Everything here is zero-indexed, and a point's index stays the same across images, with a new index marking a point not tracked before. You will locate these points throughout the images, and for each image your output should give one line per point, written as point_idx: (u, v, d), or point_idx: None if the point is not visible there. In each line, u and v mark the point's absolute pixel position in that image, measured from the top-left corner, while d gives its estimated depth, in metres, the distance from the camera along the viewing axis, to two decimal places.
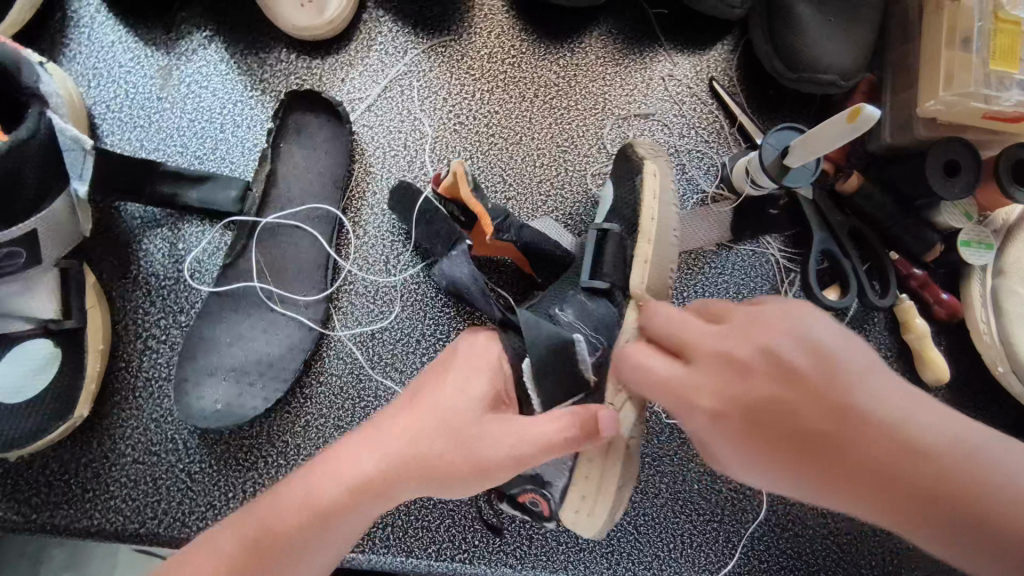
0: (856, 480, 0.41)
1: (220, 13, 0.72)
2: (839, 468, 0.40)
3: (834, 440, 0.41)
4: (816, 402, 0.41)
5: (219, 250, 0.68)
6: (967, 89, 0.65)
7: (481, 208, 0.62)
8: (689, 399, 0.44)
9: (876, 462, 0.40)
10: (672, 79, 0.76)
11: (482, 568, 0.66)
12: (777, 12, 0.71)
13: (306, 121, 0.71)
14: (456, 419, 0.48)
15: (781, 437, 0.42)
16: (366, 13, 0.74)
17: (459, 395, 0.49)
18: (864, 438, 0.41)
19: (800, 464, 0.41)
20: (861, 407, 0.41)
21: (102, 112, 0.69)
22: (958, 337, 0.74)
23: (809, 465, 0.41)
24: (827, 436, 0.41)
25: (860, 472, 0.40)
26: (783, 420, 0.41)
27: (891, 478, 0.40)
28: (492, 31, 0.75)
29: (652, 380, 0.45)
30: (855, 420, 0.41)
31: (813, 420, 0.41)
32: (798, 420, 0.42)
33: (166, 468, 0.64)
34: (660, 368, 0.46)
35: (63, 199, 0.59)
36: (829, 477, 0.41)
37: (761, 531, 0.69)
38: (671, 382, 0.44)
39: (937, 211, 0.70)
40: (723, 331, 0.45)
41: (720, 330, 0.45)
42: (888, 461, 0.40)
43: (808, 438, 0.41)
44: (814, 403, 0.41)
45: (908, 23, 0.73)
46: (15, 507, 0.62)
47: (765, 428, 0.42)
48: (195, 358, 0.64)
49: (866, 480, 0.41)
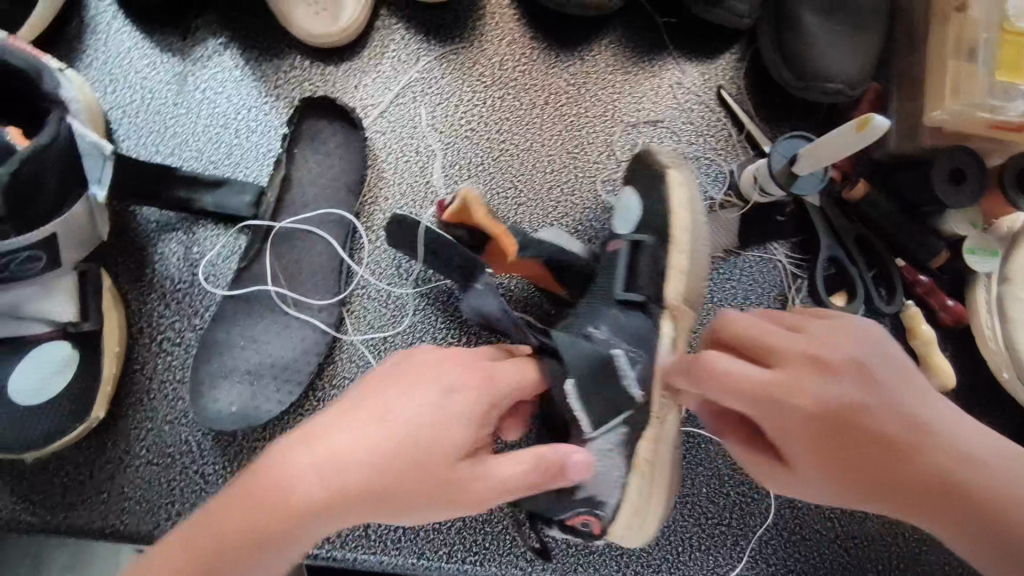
0: (910, 488, 0.51)
1: (234, 20, 0.73)
2: (886, 474, 0.51)
3: (901, 455, 0.50)
4: (894, 419, 0.50)
5: (233, 254, 0.69)
6: (973, 100, 0.66)
7: (500, 229, 0.61)
8: (781, 405, 0.50)
9: (930, 475, 0.50)
10: (681, 87, 0.77)
11: (493, 570, 0.67)
12: (785, 22, 0.72)
13: (320, 127, 0.71)
14: (438, 449, 0.48)
15: (859, 447, 0.50)
16: (379, 21, 0.75)
17: (450, 424, 0.48)
18: (925, 454, 0.51)
19: (857, 467, 0.51)
20: (925, 427, 0.51)
21: (119, 117, 0.70)
22: (964, 343, 0.75)
23: (864, 467, 0.51)
24: (897, 450, 0.50)
25: (911, 480, 0.51)
26: (857, 428, 0.50)
27: (938, 489, 0.51)
28: (503, 39, 0.76)
29: (739, 387, 0.50)
30: (921, 439, 0.51)
31: (897, 433, 0.50)
32: (876, 434, 0.50)
33: (181, 470, 0.64)
34: (746, 372, 0.50)
35: (82, 203, 0.60)
36: (873, 479, 0.51)
37: (769, 534, 0.70)
38: (765, 390, 0.50)
39: (943, 219, 0.72)
40: (807, 341, 0.52)
41: (805, 340, 0.52)
42: (946, 476, 0.51)
43: (872, 448, 0.50)
44: (888, 417, 0.50)
45: (915, 33, 0.74)
46: (31, 508, 0.63)
47: (845, 440, 0.50)
48: (209, 361, 0.66)
49: (912, 488, 0.51)
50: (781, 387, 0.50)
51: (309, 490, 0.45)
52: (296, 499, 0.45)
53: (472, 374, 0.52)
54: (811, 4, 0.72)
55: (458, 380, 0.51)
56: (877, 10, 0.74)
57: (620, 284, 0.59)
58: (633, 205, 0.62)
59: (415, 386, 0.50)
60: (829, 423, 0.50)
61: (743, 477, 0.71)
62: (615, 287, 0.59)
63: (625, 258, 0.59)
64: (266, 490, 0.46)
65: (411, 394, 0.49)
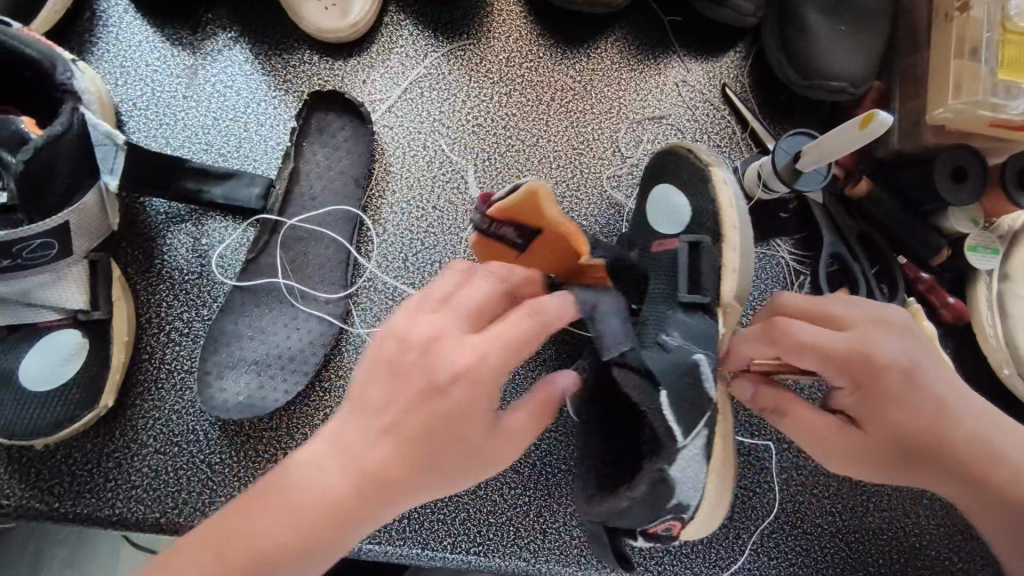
0: (945, 460, 0.55)
1: (245, 15, 0.74)
2: (938, 442, 0.54)
3: (942, 430, 0.55)
4: (940, 396, 0.55)
5: (242, 246, 0.70)
6: (975, 97, 0.67)
7: (568, 228, 0.54)
8: (843, 365, 0.54)
9: (962, 451, 0.55)
10: (686, 84, 0.78)
11: (497, 560, 0.67)
12: (789, 21, 0.73)
13: (328, 121, 0.72)
14: (457, 431, 0.46)
15: (908, 415, 0.54)
16: (387, 17, 0.76)
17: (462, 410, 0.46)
18: (961, 432, 0.55)
19: (914, 432, 0.54)
20: (962, 409, 0.55)
21: (129, 110, 0.71)
22: (965, 340, 0.75)
23: (920, 433, 0.54)
24: (939, 425, 0.55)
25: (957, 450, 0.55)
26: (917, 392, 0.54)
27: (967, 464, 0.55)
28: (510, 36, 0.77)
29: (817, 345, 0.54)
30: (959, 418, 0.55)
31: (948, 400, 0.55)
32: (924, 407, 0.54)
33: (187, 459, 0.65)
34: (815, 333, 0.54)
35: (94, 193, 0.61)
36: (926, 446, 0.54)
37: (771, 528, 0.71)
38: (841, 349, 0.53)
39: (944, 217, 0.72)
40: (867, 317, 0.56)
41: (864, 316, 0.56)
42: (984, 449, 0.55)
43: (928, 414, 0.54)
44: (940, 384, 0.55)
45: (918, 33, 0.75)
46: (38, 495, 0.63)
47: (897, 406, 0.54)
48: (217, 352, 0.66)
49: (957, 457, 0.55)
50: (855, 346, 0.54)
51: (335, 489, 0.45)
52: (324, 500, 0.45)
53: (470, 348, 0.46)
54: (815, 3, 0.73)
55: (456, 358, 0.46)
56: (880, 11, 0.75)
57: (683, 285, 0.55)
58: (684, 206, 0.59)
59: (412, 366, 0.46)
60: (894, 384, 0.54)
61: (745, 471, 0.71)
62: (678, 290, 0.55)
63: (686, 258, 0.55)
64: (289, 493, 0.45)
65: (408, 376, 0.46)
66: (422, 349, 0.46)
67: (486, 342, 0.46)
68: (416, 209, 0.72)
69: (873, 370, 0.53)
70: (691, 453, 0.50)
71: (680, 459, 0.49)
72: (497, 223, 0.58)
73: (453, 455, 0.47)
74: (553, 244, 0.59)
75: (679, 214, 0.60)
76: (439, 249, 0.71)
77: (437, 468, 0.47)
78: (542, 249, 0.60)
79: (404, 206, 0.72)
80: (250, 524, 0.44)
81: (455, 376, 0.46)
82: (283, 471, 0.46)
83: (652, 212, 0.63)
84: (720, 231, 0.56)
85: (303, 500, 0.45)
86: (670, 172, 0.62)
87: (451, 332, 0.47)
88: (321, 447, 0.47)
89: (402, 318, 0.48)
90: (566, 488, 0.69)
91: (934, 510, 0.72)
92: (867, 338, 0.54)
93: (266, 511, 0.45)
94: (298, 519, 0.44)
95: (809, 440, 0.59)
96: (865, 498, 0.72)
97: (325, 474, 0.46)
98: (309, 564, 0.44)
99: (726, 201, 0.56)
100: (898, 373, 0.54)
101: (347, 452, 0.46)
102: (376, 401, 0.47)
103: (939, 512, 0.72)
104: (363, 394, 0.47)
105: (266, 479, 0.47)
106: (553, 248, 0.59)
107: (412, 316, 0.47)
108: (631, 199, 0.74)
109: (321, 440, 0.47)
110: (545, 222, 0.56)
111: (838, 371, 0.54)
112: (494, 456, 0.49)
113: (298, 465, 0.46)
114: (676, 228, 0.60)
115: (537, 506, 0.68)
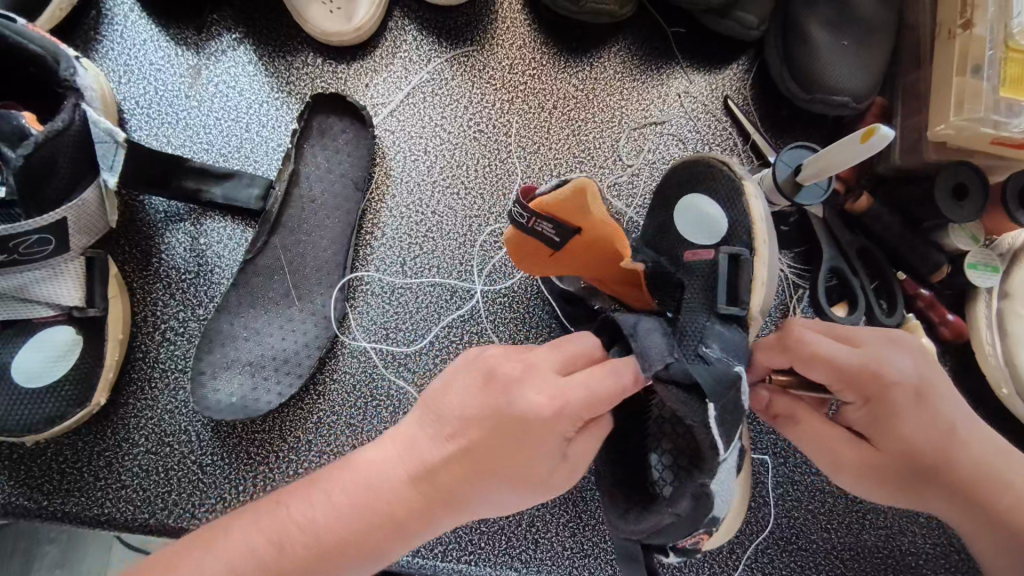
0: (948, 480, 0.55)
1: (250, 17, 0.74)
2: (943, 462, 0.54)
3: (945, 452, 0.54)
4: (943, 418, 0.54)
5: (240, 246, 0.70)
6: (976, 113, 0.67)
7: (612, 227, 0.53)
8: (853, 381, 0.53)
9: (965, 472, 0.55)
10: (688, 95, 0.78)
11: (488, 570, 0.66)
12: (794, 35, 0.73)
13: (330, 124, 0.72)
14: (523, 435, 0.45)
15: (914, 436, 0.54)
16: (392, 22, 0.76)
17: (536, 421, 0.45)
18: (965, 453, 0.55)
19: (920, 450, 0.54)
20: (965, 430, 0.55)
21: (132, 108, 0.71)
22: (964, 357, 0.75)
23: (926, 450, 0.54)
24: (942, 446, 0.54)
25: (961, 470, 0.55)
26: (924, 410, 0.54)
27: (967, 486, 0.55)
28: (514, 43, 0.77)
29: (828, 358, 0.53)
30: (962, 440, 0.55)
31: (954, 421, 0.55)
32: (929, 428, 0.54)
33: (178, 460, 0.64)
34: (828, 347, 0.53)
35: (93, 189, 0.61)
36: (930, 464, 0.54)
37: (766, 543, 0.70)
38: (853, 364, 0.53)
39: (946, 233, 0.72)
40: (876, 335, 0.55)
41: (874, 334, 0.55)
42: (988, 472, 0.55)
43: (935, 432, 0.54)
44: (947, 405, 0.55)
45: (921, 50, 0.75)
46: (27, 493, 0.63)
47: (903, 428, 0.53)
48: (212, 351, 0.65)
49: (961, 476, 0.55)
50: (865, 362, 0.53)
51: (401, 496, 0.45)
52: (390, 503, 0.45)
53: (551, 388, 0.45)
54: (819, 17, 0.73)
55: (534, 401, 0.44)
56: (883, 26, 0.75)
57: (722, 297, 0.54)
58: (720, 219, 0.58)
59: (495, 392, 0.45)
60: (903, 401, 0.53)
61: None
62: (718, 299, 0.54)
63: (725, 268, 0.54)
64: (353, 487, 0.45)
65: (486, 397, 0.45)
66: (504, 381, 0.46)
67: (567, 386, 0.45)
68: (416, 214, 0.72)
69: (884, 385, 0.53)
70: (728, 465, 0.49)
71: (719, 472, 0.48)
72: (537, 219, 0.55)
73: (521, 475, 0.45)
74: (590, 245, 0.56)
75: (693, 220, 0.60)
76: (437, 254, 0.71)
77: (501, 491, 0.46)
78: (578, 250, 0.58)
79: (403, 210, 0.72)
80: (310, 514, 0.45)
81: (535, 416, 0.44)
82: (351, 468, 0.47)
83: (679, 219, 0.61)
84: (753, 242, 0.56)
85: (363, 500, 0.45)
86: (701, 182, 0.60)
87: (539, 372, 0.46)
88: (390, 448, 0.47)
89: (496, 355, 0.47)
90: (560, 500, 0.68)
91: (931, 530, 0.71)
92: (878, 354, 0.53)
93: (326, 504, 0.45)
94: (353, 516, 0.44)
95: (814, 450, 0.58)
96: (861, 516, 0.71)
97: (391, 479, 0.45)
98: (360, 563, 0.44)
99: (760, 215, 0.56)
100: (908, 390, 0.53)
101: (416, 459, 0.46)
102: (449, 410, 0.46)
103: (937, 531, 0.71)
104: (441, 406, 0.47)
105: (327, 469, 0.48)
106: (590, 250, 0.57)
107: (505, 355, 0.47)
108: (632, 209, 0.74)
109: (388, 442, 0.47)
110: (587, 219, 0.53)
111: (848, 386, 0.53)
112: (555, 483, 0.47)
113: (364, 463, 0.47)
114: (708, 239, 0.58)
115: (530, 516, 0.68)
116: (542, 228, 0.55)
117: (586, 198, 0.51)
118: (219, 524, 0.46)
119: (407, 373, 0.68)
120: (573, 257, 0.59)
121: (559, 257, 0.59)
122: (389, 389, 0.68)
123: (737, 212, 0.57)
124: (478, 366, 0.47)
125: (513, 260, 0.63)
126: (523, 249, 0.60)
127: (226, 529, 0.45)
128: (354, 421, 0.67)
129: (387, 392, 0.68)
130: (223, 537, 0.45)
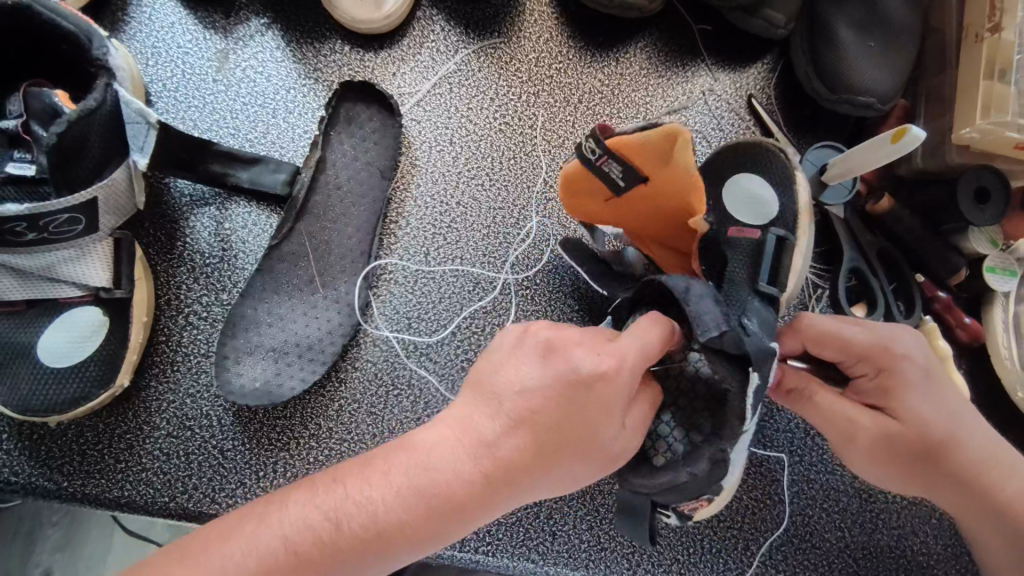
0: (961, 465, 0.55)
1: (278, 3, 0.74)
2: (954, 449, 0.55)
3: (955, 437, 0.55)
4: (951, 404, 0.56)
5: (265, 232, 0.69)
6: (1003, 118, 0.67)
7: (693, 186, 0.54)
8: (867, 356, 0.55)
9: (974, 455, 0.56)
10: (712, 93, 0.78)
11: (506, 561, 0.67)
12: (821, 35, 0.73)
13: (357, 112, 0.72)
14: (579, 412, 0.45)
15: (927, 416, 0.54)
16: (420, 11, 0.76)
17: (591, 393, 0.46)
18: (973, 440, 0.56)
19: (929, 426, 0.54)
20: (970, 417, 0.57)
21: (157, 90, 0.71)
22: (981, 362, 0.75)
23: (935, 425, 0.54)
24: (953, 433, 0.55)
25: (968, 455, 0.55)
26: (932, 386, 0.55)
27: (975, 471, 0.56)
28: (541, 36, 0.77)
29: (841, 333, 0.56)
30: (968, 427, 0.56)
31: (961, 411, 0.56)
32: (940, 410, 0.55)
33: (198, 444, 0.64)
34: (841, 324, 0.57)
35: (122, 170, 0.61)
36: (940, 445, 0.55)
37: (780, 540, 0.70)
38: (862, 340, 0.56)
39: (965, 237, 0.72)
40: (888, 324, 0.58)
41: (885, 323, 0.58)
42: (993, 463, 0.56)
43: (941, 409, 0.55)
44: (954, 396, 0.56)
45: (947, 55, 0.76)
46: (47, 473, 0.62)
47: (917, 410, 0.54)
48: (236, 336, 0.65)
49: (964, 459, 0.55)
50: (874, 334, 0.56)
51: (459, 476, 0.45)
52: (449, 484, 0.45)
53: (606, 352, 0.47)
54: (846, 18, 0.73)
55: (595, 361, 0.46)
56: (910, 30, 0.76)
57: (765, 275, 0.58)
58: (770, 200, 0.60)
59: (555, 360, 0.47)
60: (914, 380, 0.54)
61: (756, 481, 0.71)
62: (760, 276, 0.58)
63: (772, 248, 0.58)
64: (407, 468, 0.46)
65: (546, 368, 0.47)
66: (562, 347, 0.47)
67: (625, 349, 0.47)
68: (441, 204, 0.72)
69: (892, 358, 0.55)
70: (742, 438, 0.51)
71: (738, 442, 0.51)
72: (607, 157, 0.56)
73: (585, 450, 0.46)
74: (651, 196, 0.58)
75: (745, 204, 0.61)
76: (461, 244, 0.71)
77: (567, 466, 0.46)
78: (636, 197, 0.59)
79: (427, 200, 0.72)
80: (369, 492, 0.45)
81: (598, 375, 0.46)
82: (410, 447, 0.47)
83: (728, 202, 0.62)
84: (795, 228, 0.59)
85: (420, 481, 0.45)
86: (751, 166, 0.62)
87: (595, 340, 0.48)
88: (450, 430, 0.47)
89: (548, 329, 0.49)
90: (577, 492, 0.68)
91: (942, 532, 0.71)
92: (890, 336, 0.56)
93: (384, 484, 0.45)
94: (409, 495, 0.45)
95: (825, 426, 0.57)
96: (875, 515, 0.72)
97: (450, 458, 0.46)
98: (419, 541, 0.45)
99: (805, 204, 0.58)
100: (918, 368, 0.55)
101: (473, 439, 0.46)
102: (507, 388, 0.47)
103: (947, 532, 0.71)
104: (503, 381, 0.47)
105: (388, 448, 0.48)
106: (649, 200, 0.59)
107: (553, 326, 0.50)
108: None
109: (445, 425, 0.47)
110: (665, 170, 0.54)
111: (857, 358, 0.56)
112: (620, 454, 0.48)
113: (423, 444, 0.47)
114: (756, 220, 0.61)
115: (547, 508, 0.68)
116: (615, 167, 0.56)
117: (674, 149, 0.52)
118: (275, 495, 0.48)
119: (428, 363, 0.68)
120: (631, 204, 0.61)
121: (614, 200, 0.61)
122: (410, 378, 0.68)
123: (790, 204, 0.59)
124: (528, 332, 0.50)
125: (563, 197, 0.65)
126: (581, 185, 0.61)
127: (282, 503, 0.46)
128: (375, 409, 0.67)
129: (409, 382, 0.68)
130: (278, 510, 0.46)
